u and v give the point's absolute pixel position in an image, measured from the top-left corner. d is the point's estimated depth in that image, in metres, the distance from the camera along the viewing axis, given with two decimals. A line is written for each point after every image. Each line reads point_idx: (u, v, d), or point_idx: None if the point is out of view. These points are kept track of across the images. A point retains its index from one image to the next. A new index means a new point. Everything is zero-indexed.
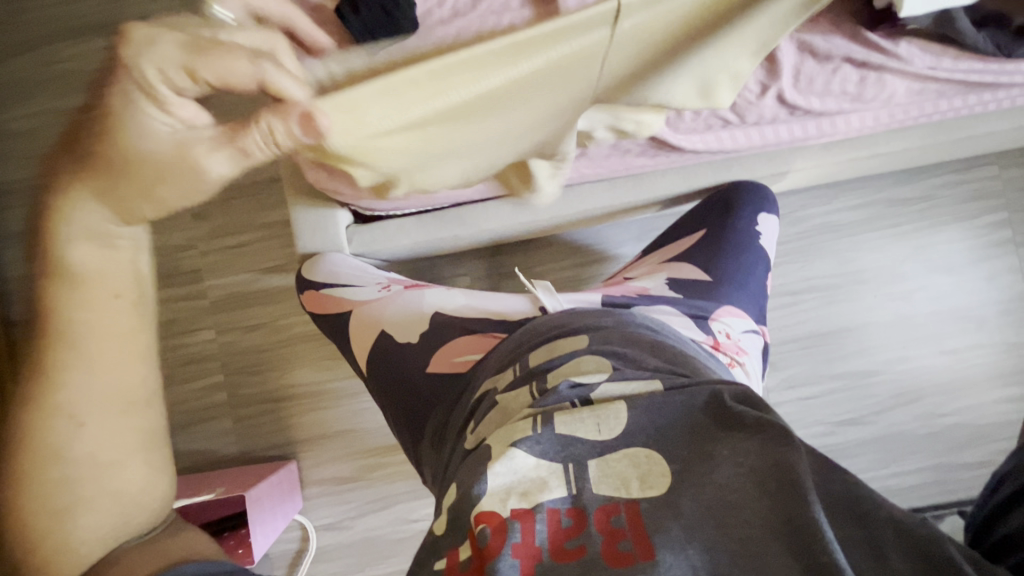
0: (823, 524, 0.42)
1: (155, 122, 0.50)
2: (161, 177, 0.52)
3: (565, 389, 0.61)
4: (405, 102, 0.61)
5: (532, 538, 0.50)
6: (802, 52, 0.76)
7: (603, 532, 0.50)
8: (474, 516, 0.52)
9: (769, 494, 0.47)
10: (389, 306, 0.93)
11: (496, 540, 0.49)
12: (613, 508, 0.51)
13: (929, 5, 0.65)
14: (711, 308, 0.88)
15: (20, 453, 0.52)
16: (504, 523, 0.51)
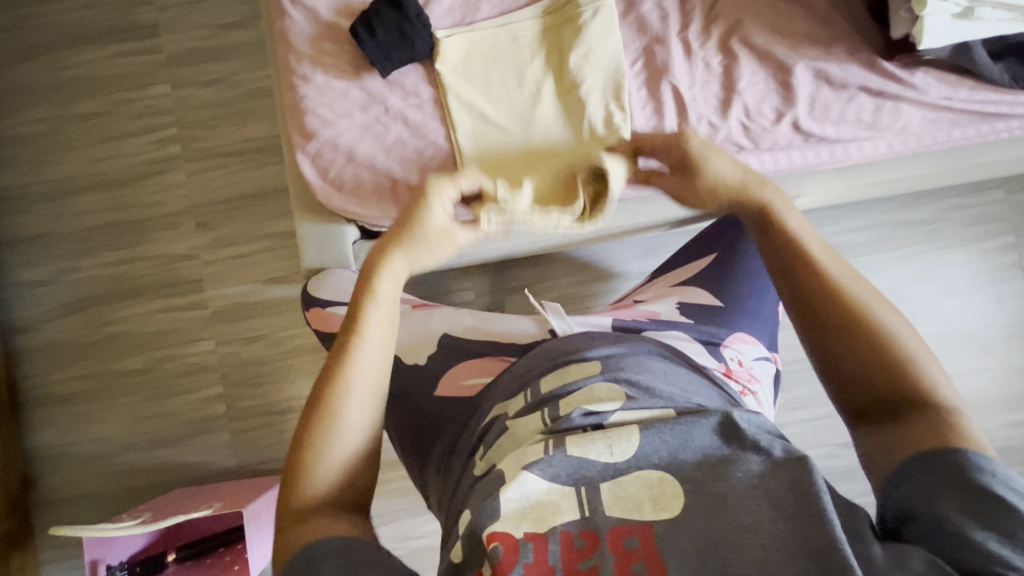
0: (848, 555, 0.45)
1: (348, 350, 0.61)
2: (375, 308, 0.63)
3: (577, 417, 0.61)
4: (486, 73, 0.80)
5: (545, 557, 0.51)
6: (818, 81, 0.77)
7: (617, 552, 0.51)
8: (485, 536, 0.53)
9: (785, 517, 0.49)
10: None
11: (509, 560, 0.51)
12: (628, 530, 0.52)
13: (947, 39, 0.69)
14: (721, 333, 0.78)
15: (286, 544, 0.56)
16: (518, 543, 0.52)
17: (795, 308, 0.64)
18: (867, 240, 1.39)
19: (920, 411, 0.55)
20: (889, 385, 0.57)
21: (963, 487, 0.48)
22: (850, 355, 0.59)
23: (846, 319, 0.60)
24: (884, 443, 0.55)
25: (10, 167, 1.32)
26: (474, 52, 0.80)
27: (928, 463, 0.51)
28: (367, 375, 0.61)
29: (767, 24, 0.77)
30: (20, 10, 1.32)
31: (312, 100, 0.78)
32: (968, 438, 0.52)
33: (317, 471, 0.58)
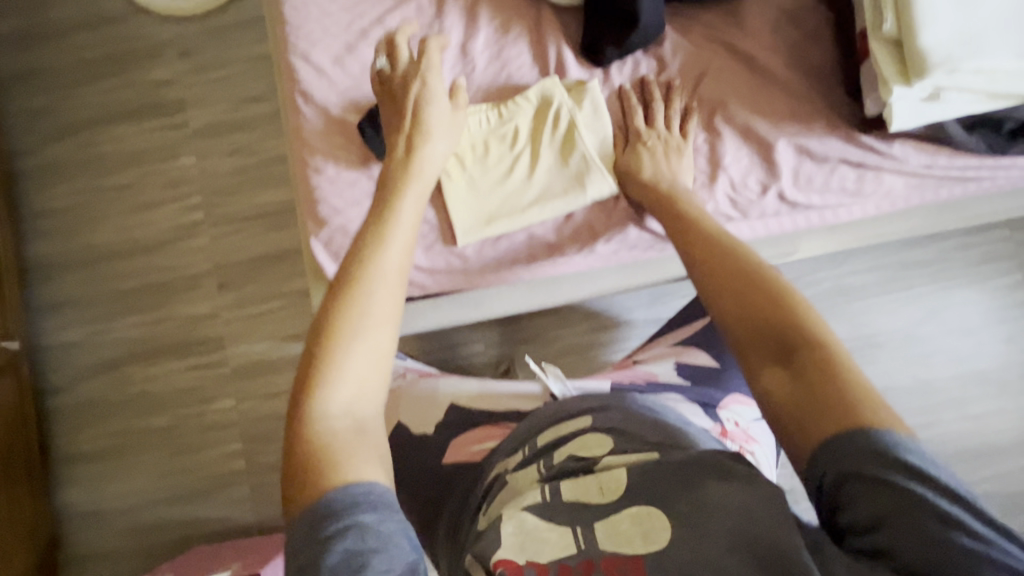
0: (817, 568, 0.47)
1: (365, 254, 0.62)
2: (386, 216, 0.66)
3: (570, 462, 0.66)
4: (481, 120, 0.78)
5: None
6: (800, 155, 0.78)
7: None
8: (492, 563, 0.55)
9: (760, 529, 0.51)
10: (403, 398, 0.93)
11: None
12: (620, 562, 0.54)
13: (920, 120, 0.70)
14: (718, 395, 0.80)
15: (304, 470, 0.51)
16: (521, 568, 0.54)
17: (699, 284, 0.67)
18: (872, 281, 1.40)
19: (805, 358, 0.55)
20: (786, 342, 0.57)
21: (878, 483, 0.47)
22: (752, 323, 0.60)
23: (740, 282, 0.63)
24: (782, 393, 0.55)
25: (45, 238, 1.41)
26: (466, 135, 0.78)
27: (834, 446, 0.50)
28: (388, 275, 0.61)
29: (747, 103, 0.78)
30: (58, 92, 1.43)
31: (325, 191, 0.76)
32: (854, 400, 0.51)
33: (328, 397, 0.54)
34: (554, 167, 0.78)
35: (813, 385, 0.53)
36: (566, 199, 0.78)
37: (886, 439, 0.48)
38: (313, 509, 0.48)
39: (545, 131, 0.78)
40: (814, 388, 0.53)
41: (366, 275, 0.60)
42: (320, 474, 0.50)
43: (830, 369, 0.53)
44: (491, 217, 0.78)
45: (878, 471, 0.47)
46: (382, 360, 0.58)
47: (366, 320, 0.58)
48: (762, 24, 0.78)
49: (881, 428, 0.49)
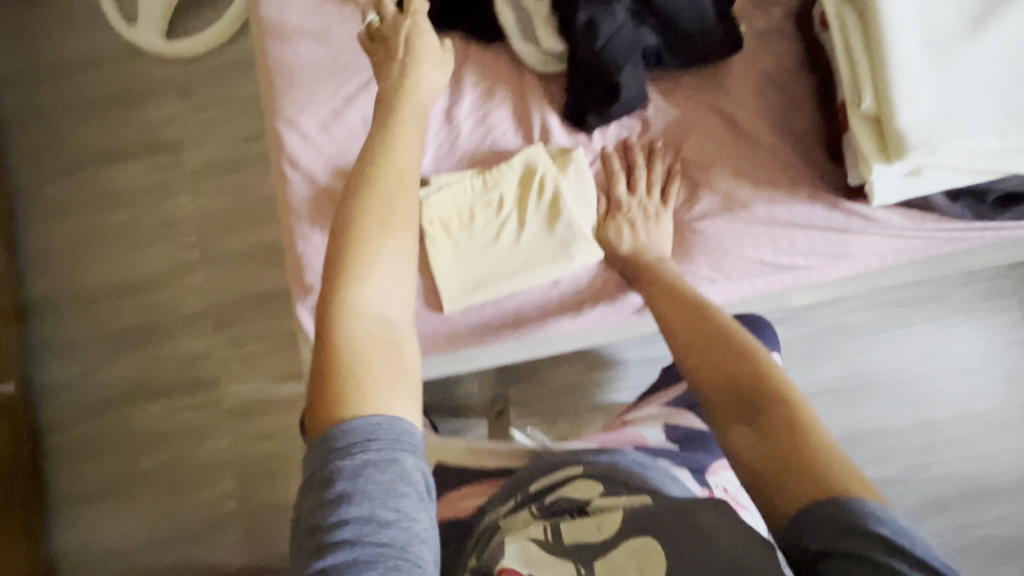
0: None
1: (376, 166, 0.65)
2: (393, 136, 0.68)
3: (562, 504, 0.69)
4: (467, 186, 0.78)
5: None
6: (785, 220, 0.78)
7: None
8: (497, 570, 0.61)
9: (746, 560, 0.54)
10: None
11: None
12: None
13: (900, 194, 0.70)
14: (707, 459, 0.79)
15: (342, 371, 0.54)
16: None
17: (677, 350, 0.69)
18: (868, 319, 1.40)
19: (769, 418, 0.57)
20: (755, 396, 0.59)
21: (861, 558, 0.45)
22: (726, 383, 0.62)
23: (719, 348, 0.65)
24: (753, 448, 0.56)
25: (43, 277, 1.42)
26: (452, 204, 0.78)
27: (815, 512, 0.49)
28: (400, 187, 0.64)
29: (728, 170, 0.78)
30: (58, 134, 1.45)
31: (312, 257, 0.76)
32: (822, 459, 0.52)
33: (355, 300, 0.57)
34: (541, 234, 0.78)
35: (780, 441, 0.55)
36: (554, 267, 0.78)
37: (871, 514, 0.47)
38: (348, 431, 0.50)
39: (533, 199, 0.78)
40: (780, 443, 0.55)
41: (380, 188, 0.63)
42: (362, 390, 0.53)
43: (796, 424, 0.55)
44: (477, 285, 0.78)
45: (861, 546, 0.45)
46: (401, 260, 0.60)
47: (386, 245, 0.60)
48: (744, 87, 0.79)
49: (862, 501, 0.48)
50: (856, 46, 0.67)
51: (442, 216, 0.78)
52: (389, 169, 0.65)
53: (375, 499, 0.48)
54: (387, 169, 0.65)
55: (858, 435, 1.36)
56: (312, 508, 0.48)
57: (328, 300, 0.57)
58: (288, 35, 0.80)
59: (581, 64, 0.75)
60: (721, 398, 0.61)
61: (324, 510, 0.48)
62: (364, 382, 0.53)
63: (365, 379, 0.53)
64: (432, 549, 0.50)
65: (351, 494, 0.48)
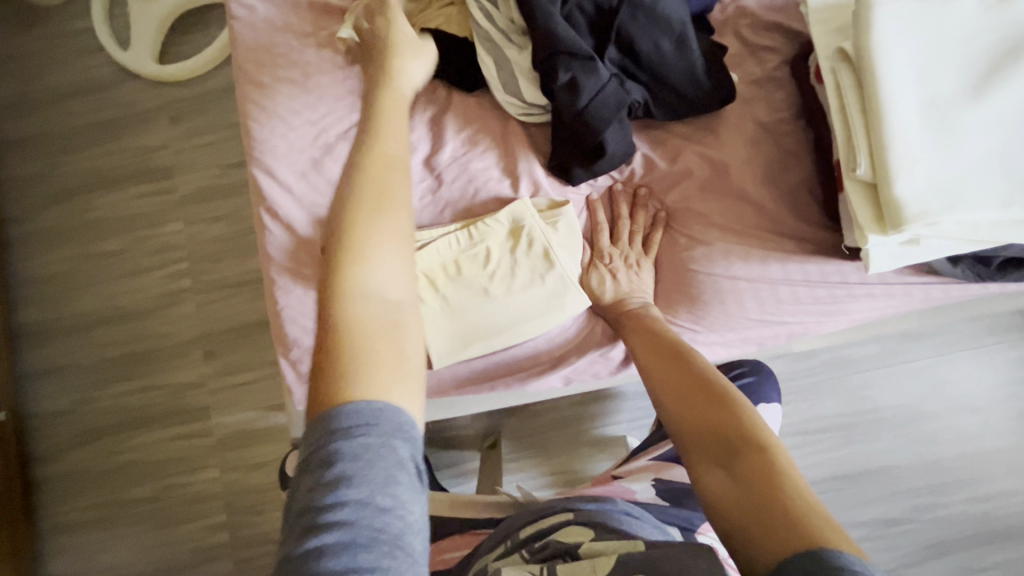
0: None
1: (372, 148, 0.64)
2: (389, 118, 0.67)
3: (555, 547, 0.67)
4: (454, 239, 0.74)
5: None
6: (781, 276, 0.75)
7: None
8: None
9: None
10: None
11: None
12: None
13: (896, 263, 0.66)
14: (697, 518, 0.76)
15: (345, 350, 0.51)
16: None
17: (658, 389, 0.69)
18: (872, 353, 1.36)
19: (745, 462, 0.57)
20: (731, 438, 0.60)
21: None
22: (707, 427, 0.63)
23: (698, 392, 0.66)
24: (731, 494, 0.55)
25: (36, 304, 1.41)
26: (438, 259, 0.74)
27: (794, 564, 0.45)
28: (394, 166, 0.63)
29: (722, 227, 0.75)
30: (51, 160, 1.44)
31: (292, 310, 0.74)
32: (798, 499, 0.52)
33: (358, 279, 0.55)
34: (532, 286, 0.75)
35: (754, 483, 0.55)
36: (547, 321, 0.75)
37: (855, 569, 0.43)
38: (349, 412, 0.46)
39: (523, 251, 0.74)
40: (757, 487, 0.54)
41: (378, 168, 0.62)
42: (366, 370, 0.49)
43: (774, 467, 0.55)
44: (466, 340, 0.75)
45: None
46: (398, 239, 0.59)
47: (386, 223, 0.59)
48: (737, 136, 0.76)
49: (840, 555, 0.44)
50: (851, 104, 0.65)
51: (427, 271, 0.74)
52: (384, 151, 0.64)
53: (374, 482, 0.44)
54: (382, 151, 0.64)
55: (861, 473, 1.32)
56: (306, 491, 0.44)
57: (329, 282, 0.55)
58: (267, 83, 0.78)
59: (564, 120, 0.73)
60: (699, 444, 0.62)
61: (316, 492, 0.44)
62: (373, 361, 0.51)
63: (375, 358, 0.51)
64: (424, 540, 0.46)
65: (350, 476, 0.44)
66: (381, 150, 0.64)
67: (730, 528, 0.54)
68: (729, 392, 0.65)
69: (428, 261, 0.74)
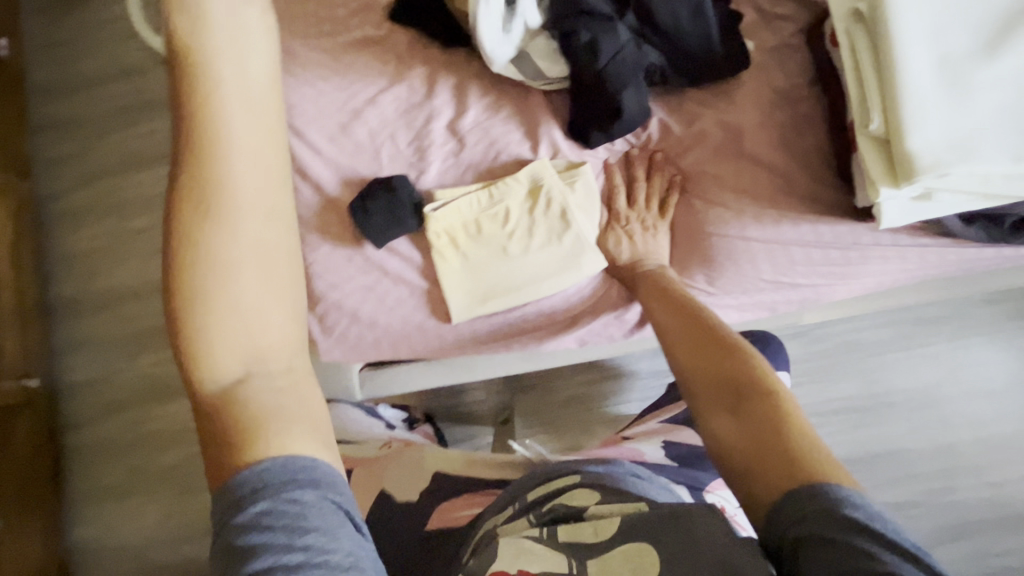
0: None
1: (196, 212, 0.49)
2: (216, 147, 0.51)
3: (560, 509, 0.68)
4: (473, 199, 0.77)
5: None
6: (794, 237, 0.76)
7: None
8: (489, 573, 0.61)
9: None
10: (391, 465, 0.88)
11: None
12: None
13: (905, 217, 0.68)
14: (707, 478, 0.78)
15: (224, 428, 0.48)
16: None
17: (666, 335, 0.73)
18: (885, 337, 1.36)
19: (753, 405, 0.61)
20: (738, 382, 0.64)
21: (833, 539, 0.47)
22: (714, 370, 0.66)
23: (707, 339, 0.69)
24: (737, 434, 0.60)
25: (68, 278, 1.46)
26: (458, 217, 0.76)
27: (797, 502, 0.51)
28: (235, 229, 0.50)
29: (736, 189, 0.77)
30: (84, 141, 1.49)
31: (320, 266, 0.76)
32: (802, 439, 0.57)
33: (215, 366, 0.49)
34: (550, 246, 0.77)
35: (760, 425, 0.59)
36: (564, 280, 0.77)
37: (846, 501, 0.50)
38: (239, 483, 0.46)
39: (542, 212, 0.77)
40: (763, 427, 0.58)
41: (204, 228, 0.50)
42: (252, 443, 0.48)
43: (778, 411, 0.59)
44: (485, 297, 0.77)
45: (829, 531, 0.48)
46: (258, 291, 0.50)
47: (247, 289, 0.50)
48: (753, 102, 0.78)
49: (835, 489, 0.51)
50: (864, 62, 0.67)
51: (448, 228, 0.76)
52: (219, 198, 0.50)
53: (279, 543, 0.45)
54: (216, 198, 0.50)
55: (874, 456, 1.32)
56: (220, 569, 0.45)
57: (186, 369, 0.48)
58: (297, 52, 0.81)
59: (583, 82, 0.76)
60: (707, 386, 0.66)
61: (232, 566, 0.45)
62: (256, 435, 0.48)
63: (257, 432, 0.48)
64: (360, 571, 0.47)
65: (257, 544, 0.45)
66: (212, 200, 0.50)
67: (736, 467, 0.58)
68: (737, 340, 0.68)
69: (449, 219, 0.76)
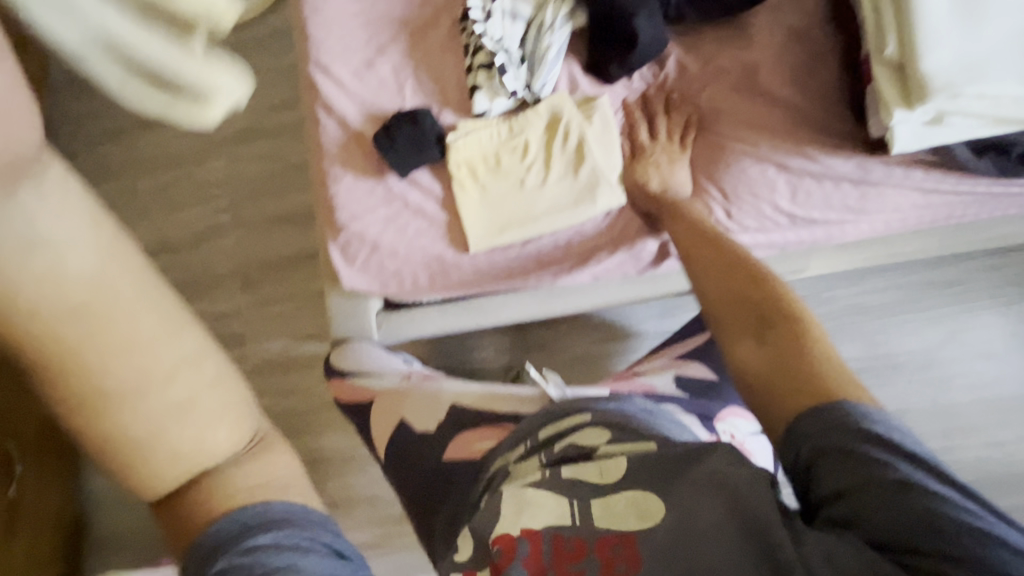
0: (775, 520, 0.50)
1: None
2: None
3: (570, 450, 0.65)
4: (493, 133, 0.80)
5: (539, 557, 0.56)
6: (807, 170, 0.79)
7: (602, 558, 0.54)
8: (492, 537, 0.58)
9: (739, 538, 0.50)
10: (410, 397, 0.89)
11: (506, 559, 0.55)
12: (611, 539, 0.55)
13: (918, 142, 0.71)
14: (716, 408, 0.80)
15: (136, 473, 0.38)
16: (514, 541, 0.56)
17: (695, 266, 0.76)
18: (889, 301, 1.38)
19: (778, 331, 0.63)
20: (766, 310, 0.66)
21: (852, 451, 0.51)
22: (742, 298, 0.69)
23: (736, 269, 0.72)
24: (762, 357, 0.62)
25: None
26: (478, 150, 0.80)
27: (816, 417, 0.54)
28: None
29: (753, 124, 0.78)
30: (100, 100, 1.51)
31: (343, 197, 0.79)
32: (822, 363, 0.59)
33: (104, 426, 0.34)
34: (566, 179, 0.80)
35: (784, 348, 0.61)
36: (580, 211, 0.80)
37: (865, 415, 0.53)
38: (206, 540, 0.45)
39: (559, 144, 0.80)
40: (786, 350, 0.61)
41: None
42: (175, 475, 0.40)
43: (802, 337, 0.62)
44: (502, 228, 0.80)
45: (849, 443, 0.52)
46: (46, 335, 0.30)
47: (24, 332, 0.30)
48: (770, 41, 0.80)
49: (854, 407, 0.54)
50: None
51: (469, 160, 0.80)
52: None
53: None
54: None
55: None
56: None
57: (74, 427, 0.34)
58: None
59: (599, 16, 0.78)
60: (733, 314, 0.69)
61: None
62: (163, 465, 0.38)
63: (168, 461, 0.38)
64: None
65: None
66: None
67: (755, 387, 0.61)
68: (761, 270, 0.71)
69: (470, 151, 0.80)
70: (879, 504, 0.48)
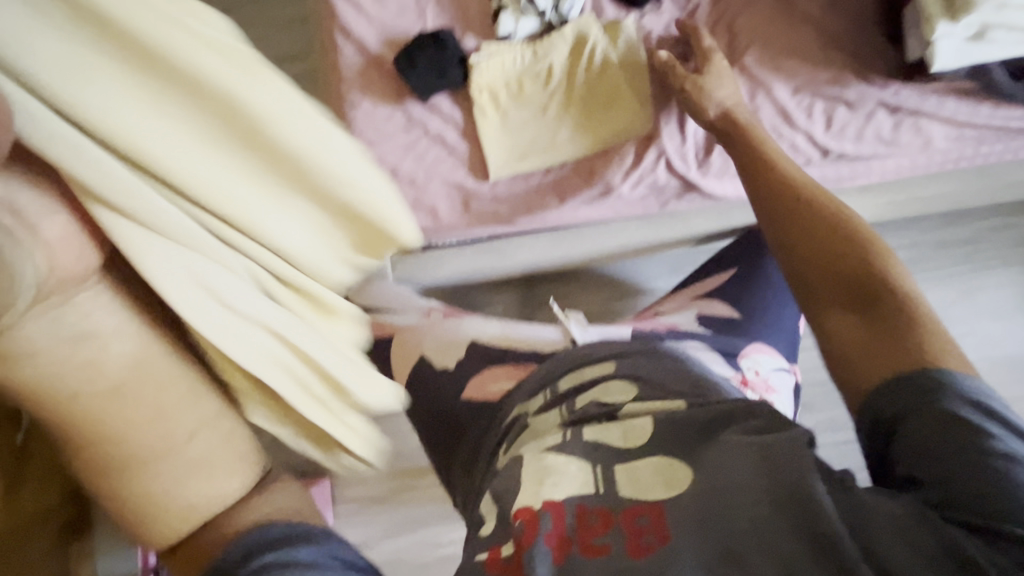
0: (818, 490, 0.48)
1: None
2: None
3: (593, 407, 0.63)
4: (516, 58, 0.83)
5: (562, 528, 0.52)
6: (835, 101, 0.83)
7: (628, 529, 0.51)
8: (513, 511, 0.54)
9: (777, 508, 0.48)
10: (427, 334, 0.89)
11: (529, 533, 0.51)
12: (640, 508, 0.52)
13: (962, 59, 0.75)
14: (740, 344, 0.80)
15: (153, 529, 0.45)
16: (536, 514, 0.52)
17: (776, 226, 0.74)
18: (904, 260, 1.37)
19: (879, 297, 0.61)
20: (858, 273, 0.64)
21: (937, 414, 0.50)
22: (828, 258, 0.67)
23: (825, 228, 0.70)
24: (858, 321, 0.61)
25: None
26: (502, 75, 0.83)
27: (905, 378, 0.53)
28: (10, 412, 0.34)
29: (782, 51, 0.83)
30: None
31: (361, 122, 0.81)
32: (922, 326, 0.57)
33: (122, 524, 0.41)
34: (587, 104, 0.83)
35: (883, 312, 0.60)
36: (602, 135, 0.84)
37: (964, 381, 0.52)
38: None
39: (581, 69, 0.83)
40: (883, 312, 0.60)
41: None
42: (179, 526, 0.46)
43: (903, 302, 0.60)
44: (524, 154, 0.84)
45: (935, 405, 0.51)
46: None
47: None
48: None
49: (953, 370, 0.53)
50: None
51: (492, 85, 0.82)
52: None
53: None
54: None
55: None
56: None
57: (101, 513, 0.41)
58: None
59: None
60: (821, 276, 0.67)
61: None
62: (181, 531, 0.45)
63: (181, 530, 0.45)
64: None
65: None
66: None
67: (843, 346, 0.60)
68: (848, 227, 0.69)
69: (495, 76, 0.82)
70: (957, 466, 0.47)
